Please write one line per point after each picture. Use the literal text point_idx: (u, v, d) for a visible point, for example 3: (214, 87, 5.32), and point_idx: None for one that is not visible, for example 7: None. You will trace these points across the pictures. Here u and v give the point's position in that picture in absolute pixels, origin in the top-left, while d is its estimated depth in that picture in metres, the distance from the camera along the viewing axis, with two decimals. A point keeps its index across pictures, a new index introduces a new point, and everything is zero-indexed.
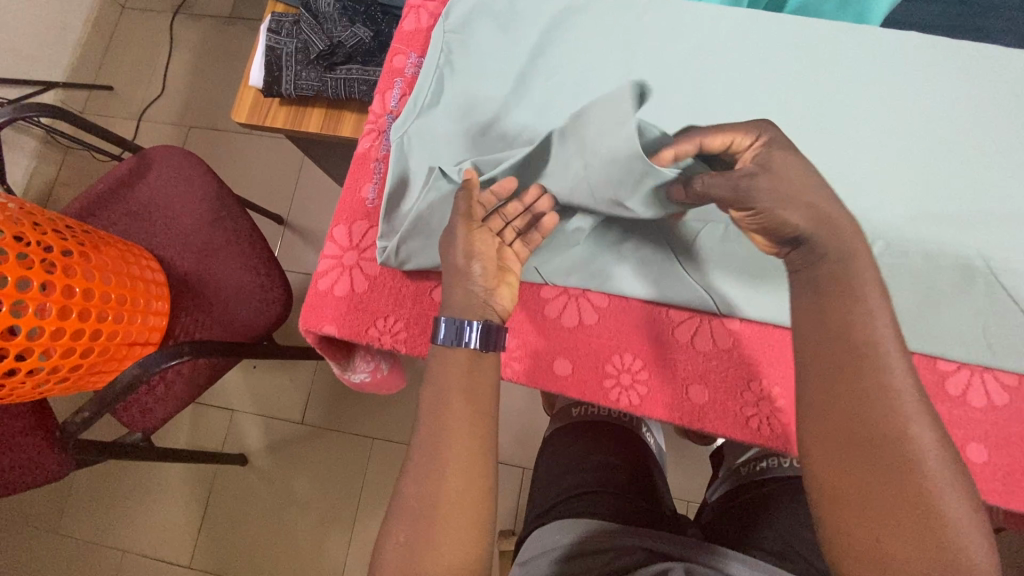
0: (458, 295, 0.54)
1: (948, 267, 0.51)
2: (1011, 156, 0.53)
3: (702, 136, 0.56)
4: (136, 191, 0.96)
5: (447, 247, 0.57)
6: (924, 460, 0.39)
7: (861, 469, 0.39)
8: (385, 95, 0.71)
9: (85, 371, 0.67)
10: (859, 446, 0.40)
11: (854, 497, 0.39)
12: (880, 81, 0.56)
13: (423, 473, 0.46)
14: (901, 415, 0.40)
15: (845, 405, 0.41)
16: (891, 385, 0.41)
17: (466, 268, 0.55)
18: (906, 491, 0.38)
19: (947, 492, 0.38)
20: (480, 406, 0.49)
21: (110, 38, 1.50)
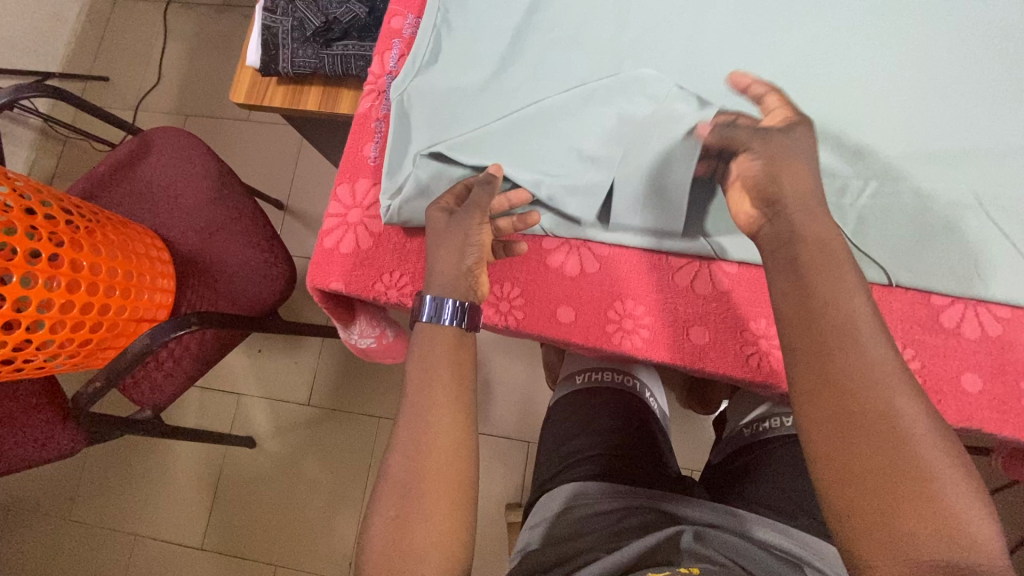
0: (444, 260, 0.50)
1: (941, 205, 0.52)
2: (1003, 95, 0.53)
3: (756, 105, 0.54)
4: (138, 172, 1.00)
5: (448, 226, 0.51)
6: (915, 435, 0.35)
7: (852, 452, 0.36)
8: (383, 56, 0.64)
9: (95, 344, 0.77)
10: (846, 428, 0.36)
11: (856, 486, 0.35)
12: (870, 25, 0.56)
13: (431, 416, 0.45)
14: (885, 389, 0.36)
15: (827, 387, 0.37)
16: (871, 357, 0.37)
17: (462, 251, 0.51)
18: (903, 472, 0.34)
19: (944, 466, 0.35)
20: (459, 378, 0.47)
21: (104, 30, 1.51)
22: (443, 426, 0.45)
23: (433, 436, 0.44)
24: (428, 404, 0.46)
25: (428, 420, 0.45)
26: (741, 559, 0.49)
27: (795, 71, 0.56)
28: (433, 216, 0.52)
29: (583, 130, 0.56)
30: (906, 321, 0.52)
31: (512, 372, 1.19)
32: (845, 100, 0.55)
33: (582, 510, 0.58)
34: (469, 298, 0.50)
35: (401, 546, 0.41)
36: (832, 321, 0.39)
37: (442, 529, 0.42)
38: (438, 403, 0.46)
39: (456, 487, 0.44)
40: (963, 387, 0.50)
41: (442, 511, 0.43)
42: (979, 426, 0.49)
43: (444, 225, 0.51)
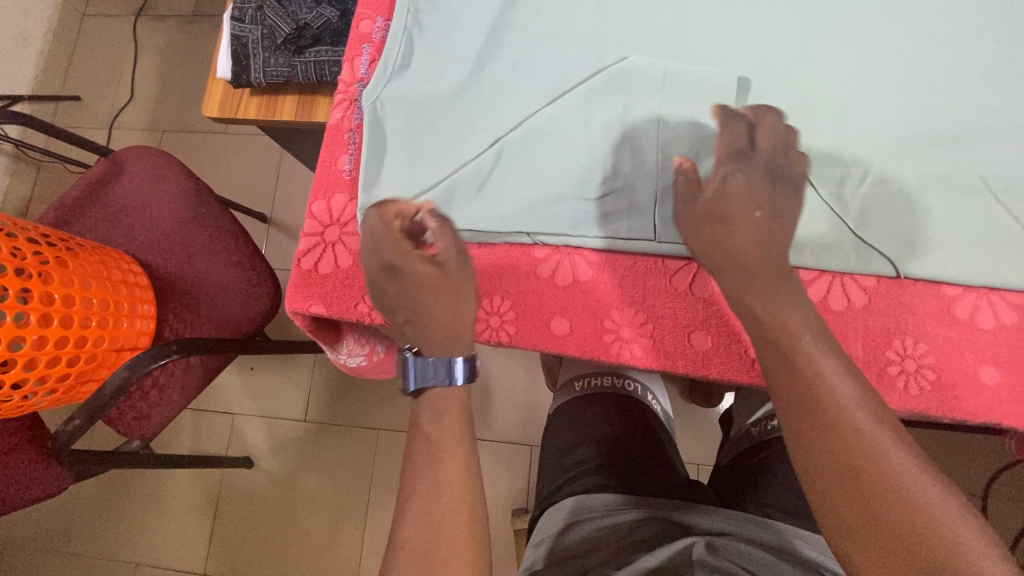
0: (444, 314, 0.47)
1: (946, 192, 0.49)
2: (1006, 69, 0.51)
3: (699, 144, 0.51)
4: (112, 195, 0.96)
5: (437, 279, 0.48)
6: (904, 475, 0.35)
7: (841, 497, 0.36)
8: (354, 62, 0.60)
9: (74, 379, 0.74)
10: (838, 480, 0.36)
11: (863, 532, 0.34)
12: (864, 5, 0.53)
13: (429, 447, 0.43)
14: (862, 432, 0.37)
15: (812, 440, 0.38)
16: (839, 398, 0.38)
17: (458, 300, 0.48)
18: (901, 520, 0.34)
19: (944, 509, 0.34)
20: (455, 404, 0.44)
21: (73, 48, 1.47)
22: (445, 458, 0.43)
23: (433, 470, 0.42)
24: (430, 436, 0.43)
25: (430, 451, 0.43)
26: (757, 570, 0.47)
27: (786, 55, 0.53)
28: (422, 271, 0.48)
29: (569, 132, 0.54)
30: (918, 314, 0.49)
31: (512, 377, 1.17)
32: (841, 82, 0.52)
33: (590, 525, 0.55)
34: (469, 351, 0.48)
35: None
36: (804, 371, 0.40)
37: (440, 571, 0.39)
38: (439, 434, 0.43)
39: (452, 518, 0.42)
40: (980, 380, 0.47)
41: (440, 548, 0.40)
42: (1000, 422, 0.47)
43: (436, 277, 0.48)
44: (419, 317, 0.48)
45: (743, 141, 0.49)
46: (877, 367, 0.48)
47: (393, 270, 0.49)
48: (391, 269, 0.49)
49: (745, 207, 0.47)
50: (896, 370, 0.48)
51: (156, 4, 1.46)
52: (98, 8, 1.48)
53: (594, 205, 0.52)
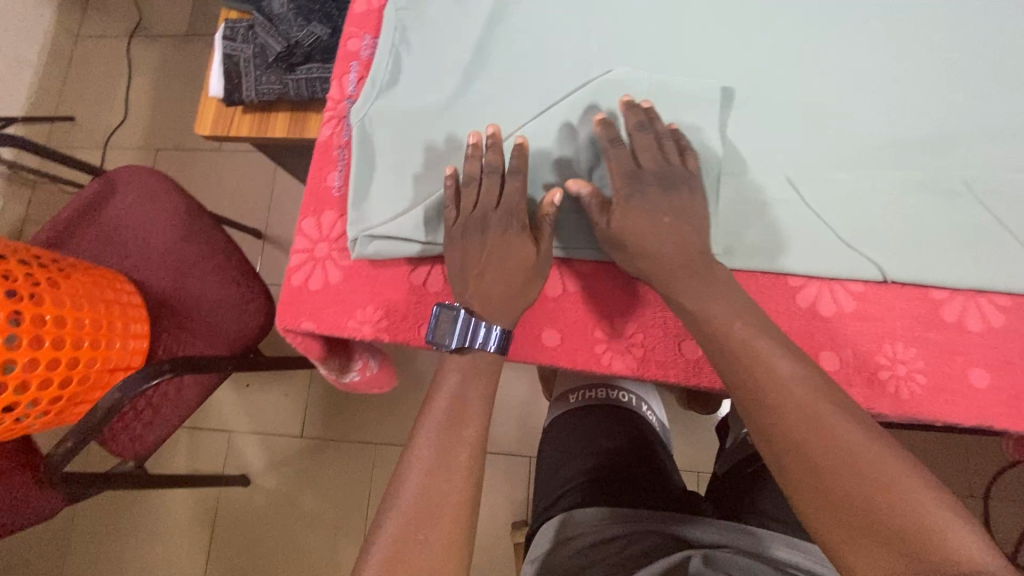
0: (507, 289, 0.49)
1: (929, 196, 0.50)
2: (984, 75, 0.52)
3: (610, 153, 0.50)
4: (105, 215, 0.96)
5: (513, 254, 0.49)
6: (853, 443, 0.38)
7: (804, 472, 0.39)
8: (342, 80, 0.61)
9: (66, 400, 0.74)
10: (798, 456, 0.39)
11: (827, 502, 0.37)
12: (843, 15, 0.54)
13: (424, 464, 0.42)
14: (814, 410, 0.40)
15: (786, 448, 0.40)
16: (791, 381, 0.41)
17: (523, 277, 0.49)
18: (873, 499, 0.36)
19: (890, 469, 0.37)
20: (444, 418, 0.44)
21: (67, 69, 1.48)
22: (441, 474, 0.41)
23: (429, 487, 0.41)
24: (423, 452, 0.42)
25: (423, 469, 0.42)
26: None
27: (769, 66, 0.54)
28: (510, 244, 0.49)
29: (555, 144, 0.54)
30: (906, 318, 0.49)
31: (508, 389, 1.17)
32: (823, 90, 0.53)
33: (580, 542, 0.55)
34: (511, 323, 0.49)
35: None
36: (768, 372, 0.42)
37: None
38: (433, 453, 0.42)
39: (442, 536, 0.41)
40: (972, 384, 0.47)
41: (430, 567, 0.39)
42: (993, 424, 0.47)
43: (513, 251, 0.49)
44: (496, 289, 0.48)
45: (627, 153, 0.50)
46: (867, 372, 0.48)
47: (504, 213, 0.50)
48: (503, 213, 0.50)
49: (656, 210, 0.48)
50: (887, 375, 0.48)
51: (151, 25, 1.47)
52: (92, 29, 1.50)
53: (580, 216, 0.52)
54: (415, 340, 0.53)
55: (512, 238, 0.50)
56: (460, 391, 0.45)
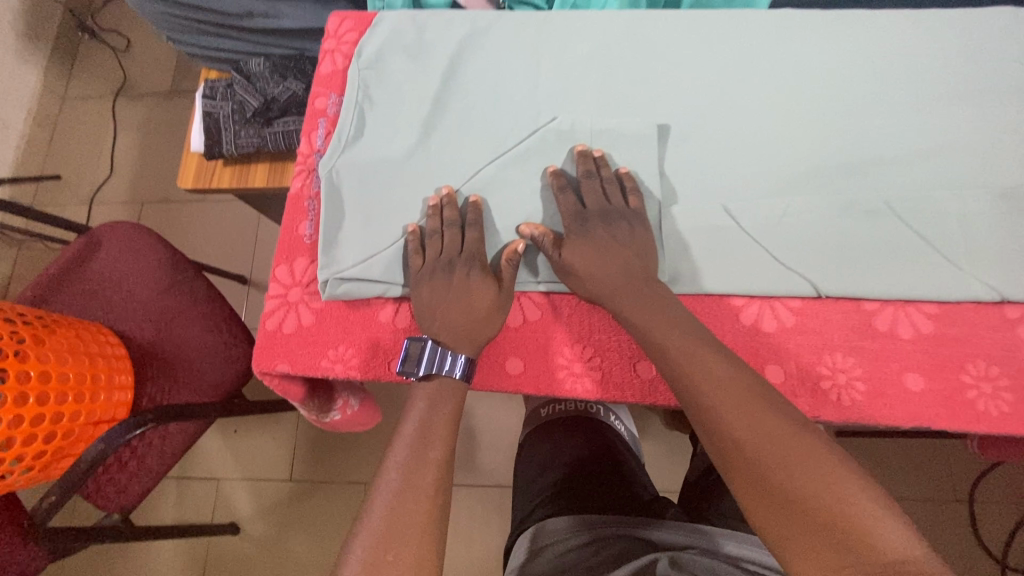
0: (462, 320, 0.52)
1: (854, 215, 0.54)
2: (895, 103, 0.57)
3: (560, 195, 0.56)
4: (89, 270, 0.99)
5: (465, 289, 0.53)
6: (791, 444, 0.41)
7: (748, 473, 0.41)
8: (311, 136, 0.65)
9: (50, 456, 0.75)
10: (743, 459, 0.42)
11: (769, 501, 0.40)
12: (766, 55, 0.60)
13: (388, 490, 0.43)
14: (755, 414, 0.43)
15: (731, 451, 0.43)
16: (735, 389, 0.45)
17: (474, 310, 0.52)
18: (810, 497, 0.39)
19: (825, 467, 0.40)
20: (413, 448, 0.46)
21: (53, 130, 1.52)
22: (407, 499, 0.43)
23: (394, 514, 0.42)
24: (388, 480, 0.44)
25: (391, 497, 0.43)
26: None
27: (701, 105, 0.59)
28: (461, 281, 0.53)
29: (511, 187, 0.58)
30: (842, 330, 0.52)
31: (496, 421, 1.18)
32: (752, 124, 0.58)
33: (550, 551, 0.57)
34: (471, 351, 0.51)
35: None
36: (710, 386, 0.45)
37: None
38: (400, 479, 0.44)
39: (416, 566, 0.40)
40: (907, 388, 0.50)
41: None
42: (930, 425, 0.49)
43: (464, 286, 0.53)
44: (451, 321, 0.52)
45: (573, 197, 0.56)
46: (810, 383, 0.51)
47: (467, 257, 0.54)
48: (467, 255, 0.54)
49: (600, 241, 0.53)
50: (829, 385, 0.51)
51: (136, 84, 1.54)
52: (78, 90, 1.55)
53: (536, 254, 0.56)
54: (386, 376, 0.56)
55: (473, 275, 0.53)
56: (425, 418, 0.48)
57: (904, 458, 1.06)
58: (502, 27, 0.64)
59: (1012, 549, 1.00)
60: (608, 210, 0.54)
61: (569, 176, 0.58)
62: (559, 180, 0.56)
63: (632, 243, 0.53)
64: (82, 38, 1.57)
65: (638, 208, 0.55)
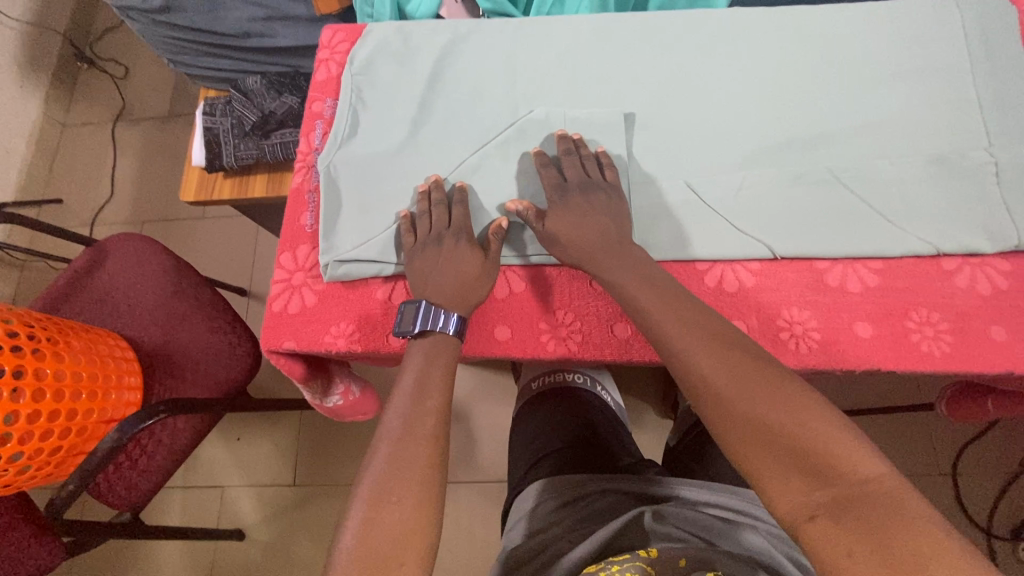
0: (451, 283, 0.57)
1: (803, 185, 0.60)
2: (837, 85, 0.63)
3: (543, 171, 0.61)
4: (97, 280, 1.03)
5: (454, 257, 0.58)
6: (764, 384, 0.45)
7: (725, 412, 0.45)
8: (309, 136, 0.70)
9: (65, 452, 0.79)
10: (719, 401, 0.45)
11: (746, 436, 0.43)
12: (719, 47, 0.66)
13: (391, 438, 0.48)
14: (730, 360, 0.47)
15: (709, 393, 0.46)
16: (710, 337, 0.49)
17: (462, 274, 0.57)
18: (785, 429, 0.42)
19: (796, 403, 0.43)
20: (414, 401, 0.50)
21: (54, 155, 1.58)
22: (408, 445, 0.47)
23: (397, 458, 0.46)
24: (391, 429, 0.49)
25: (393, 445, 0.47)
26: (699, 531, 0.54)
27: (663, 94, 0.65)
28: (451, 249, 0.58)
29: (493, 174, 0.64)
30: (797, 286, 0.58)
31: (492, 416, 1.23)
32: (709, 109, 0.64)
33: (541, 507, 0.63)
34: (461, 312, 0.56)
35: (367, 553, 0.41)
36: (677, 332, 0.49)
37: (405, 543, 0.42)
38: (401, 426, 0.48)
39: (420, 501, 0.45)
40: (857, 335, 0.55)
41: (410, 525, 0.43)
42: (879, 367, 0.54)
43: (453, 254, 0.58)
44: (441, 283, 0.57)
45: (554, 171, 0.61)
46: (771, 334, 0.56)
47: (455, 230, 0.59)
48: (454, 228, 0.59)
49: (580, 208, 0.58)
50: (787, 335, 0.56)
51: (135, 109, 1.60)
52: (78, 117, 1.61)
53: (521, 226, 0.62)
54: (385, 347, 0.60)
55: (461, 246, 0.58)
56: (424, 371, 0.52)
57: (884, 433, 1.11)
58: (481, 33, 0.70)
59: (995, 517, 1.04)
60: (588, 182, 0.60)
61: (552, 155, 0.64)
62: (543, 157, 0.62)
63: (609, 213, 0.58)
64: (81, 68, 1.64)
65: (614, 181, 0.61)
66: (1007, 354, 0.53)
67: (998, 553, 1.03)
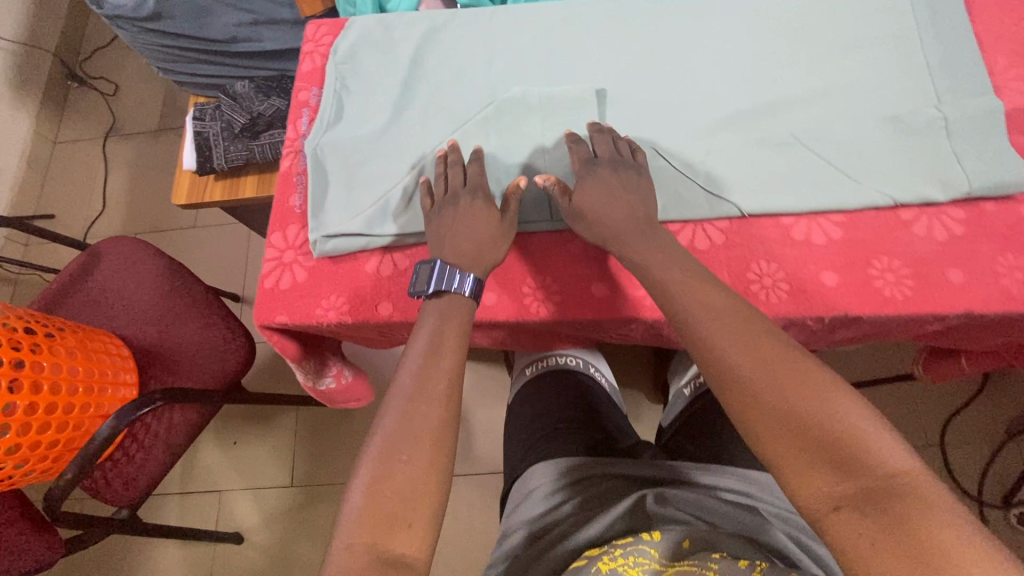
0: (461, 241, 0.59)
1: (766, 148, 0.63)
2: (795, 54, 0.67)
3: (576, 145, 0.64)
4: (91, 282, 1.05)
5: (469, 214, 0.60)
6: (790, 371, 0.46)
7: (747, 395, 0.46)
8: (296, 123, 0.73)
9: (62, 446, 0.79)
10: (744, 387, 0.46)
11: (769, 422, 0.44)
12: (684, 25, 0.70)
13: (403, 397, 0.50)
14: (755, 346, 0.48)
15: (731, 377, 0.47)
16: (728, 318, 0.50)
17: (475, 232, 0.59)
18: (810, 418, 0.43)
19: (823, 392, 0.44)
20: (430, 360, 0.52)
21: (46, 172, 1.60)
22: (420, 405, 0.49)
23: (409, 419, 0.49)
24: (403, 387, 0.51)
25: (404, 406, 0.49)
26: (703, 513, 0.57)
27: (632, 71, 0.69)
28: (468, 207, 0.60)
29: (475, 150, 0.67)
30: (765, 242, 0.61)
31: (488, 408, 1.24)
32: (676, 83, 0.67)
33: (541, 488, 0.65)
34: (470, 268, 0.58)
35: (376, 505, 0.44)
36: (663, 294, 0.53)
37: (418, 496, 0.45)
38: (413, 385, 0.51)
39: (431, 457, 0.47)
40: (823, 283, 0.58)
41: (422, 482, 0.46)
42: (846, 313, 0.57)
43: (469, 211, 0.60)
44: (454, 237, 0.59)
45: (587, 147, 0.64)
46: (742, 287, 0.59)
47: (471, 188, 0.62)
48: (471, 188, 0.62)
49: (609, 184, 0.60)
50: (757, 287, 0.59)
51: (125, 124, 1.63)
52: (69, 134, 1.64)
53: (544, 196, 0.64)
54: (374, 317, 0.62)
55: (479, 205, 0.61)
56: (438, 332, 0.54)
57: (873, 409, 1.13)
58: (459, 21, 0.74)
59: (986, 486, 1.06)
60: (622, 157, 0.62)
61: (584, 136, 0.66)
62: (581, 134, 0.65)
63: (629, 184, 0.60)
64: (71, 86, 1.67)
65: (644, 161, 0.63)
66: (965, 294, 0.56)
67: (990, 520, 1.04)
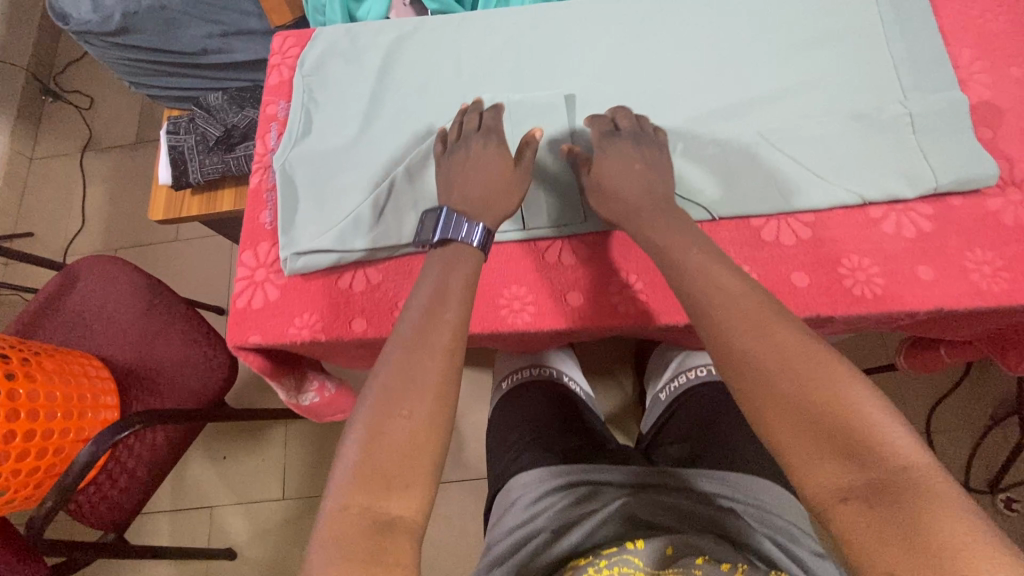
0: (469, 185, 0.60)
1: (736, 149, 0.63)
2: (761, 54, 0.67)
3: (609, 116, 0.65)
4: (69, 303, 1.04)
5: (482, 158, 0.61)
6: (801, 356, 0.43)
7: (754, 378, 0.44)
8: (265, 138, 0.72)
9: (43, 472, 0.78)
10: (753, 372, 0.44)
11: (777, 407, 0.42)
12: (652, 28, 0.69)
13: (401, 348, 0.48)
14: (764, 329, 0.45)
15: (738, 359, 0.45)
16: (738, 291, 0.49)
17: (484, 179, 0.60)
18: (822, 404, 0.41)
19: (837, 379, 0.42)
20: (435, 311, 0.51)
21: (23, 190, 1.57)
22: (422, 356, 0.48)
23: (409, 371, 0.47)
24: (406, 336, 0.49)
25: (405, 359, 0.48)
26: (688, 520, 0.57)
27: (601, 75, 0.68)
28: (480, 150, 0.62)
29: None
30: (736, 245, 0.61)
31: (478, 413, 1.24)
32: (646, 86, 0.67)
33: (528, 497, 0.65)
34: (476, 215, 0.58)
35: (371, 462, 0.42)
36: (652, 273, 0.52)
37: (417, 451, 0.43)
38: (413, 336, 0.49)
39: (434, 407, 0.45)
40: (795, 284, 0.58)
41: (422, 437, 0.44)
42: (818, 313, 0.57)
43: (482, 156, 0.61)
44: (464, 179, 0.61)
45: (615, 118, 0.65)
46: None
47: (485, 132, 0.63)
48: (486, 132, 0.63)
49: (630, 155, 0.60)
50: None
51: (102, 139, 1.61)
52: (44, 150, 1.61)
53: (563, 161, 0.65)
54: (348, 334, 0.62)
55: (492, 151, 0.62)
56: (443, 282, 0.53)
57: None
58: (426, 29, 0.73)
59: (972, 473, 1.08)
60: (648, 131, 0.63)
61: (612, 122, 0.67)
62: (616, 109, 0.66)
63: (646, 154, 0.61)
64: (46, 102, 1.64)
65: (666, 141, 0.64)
66: (935, 291, 0.56)
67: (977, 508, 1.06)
